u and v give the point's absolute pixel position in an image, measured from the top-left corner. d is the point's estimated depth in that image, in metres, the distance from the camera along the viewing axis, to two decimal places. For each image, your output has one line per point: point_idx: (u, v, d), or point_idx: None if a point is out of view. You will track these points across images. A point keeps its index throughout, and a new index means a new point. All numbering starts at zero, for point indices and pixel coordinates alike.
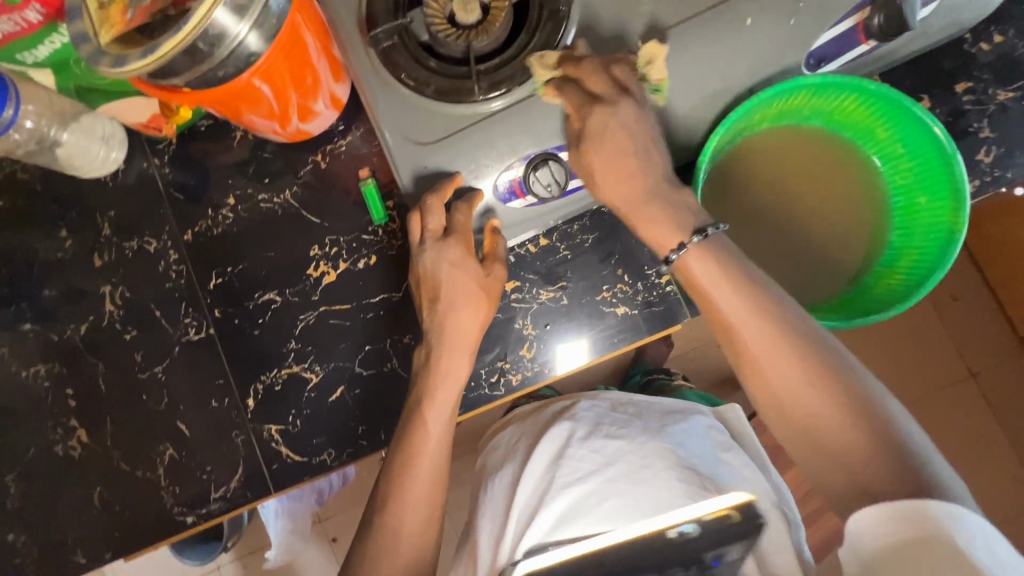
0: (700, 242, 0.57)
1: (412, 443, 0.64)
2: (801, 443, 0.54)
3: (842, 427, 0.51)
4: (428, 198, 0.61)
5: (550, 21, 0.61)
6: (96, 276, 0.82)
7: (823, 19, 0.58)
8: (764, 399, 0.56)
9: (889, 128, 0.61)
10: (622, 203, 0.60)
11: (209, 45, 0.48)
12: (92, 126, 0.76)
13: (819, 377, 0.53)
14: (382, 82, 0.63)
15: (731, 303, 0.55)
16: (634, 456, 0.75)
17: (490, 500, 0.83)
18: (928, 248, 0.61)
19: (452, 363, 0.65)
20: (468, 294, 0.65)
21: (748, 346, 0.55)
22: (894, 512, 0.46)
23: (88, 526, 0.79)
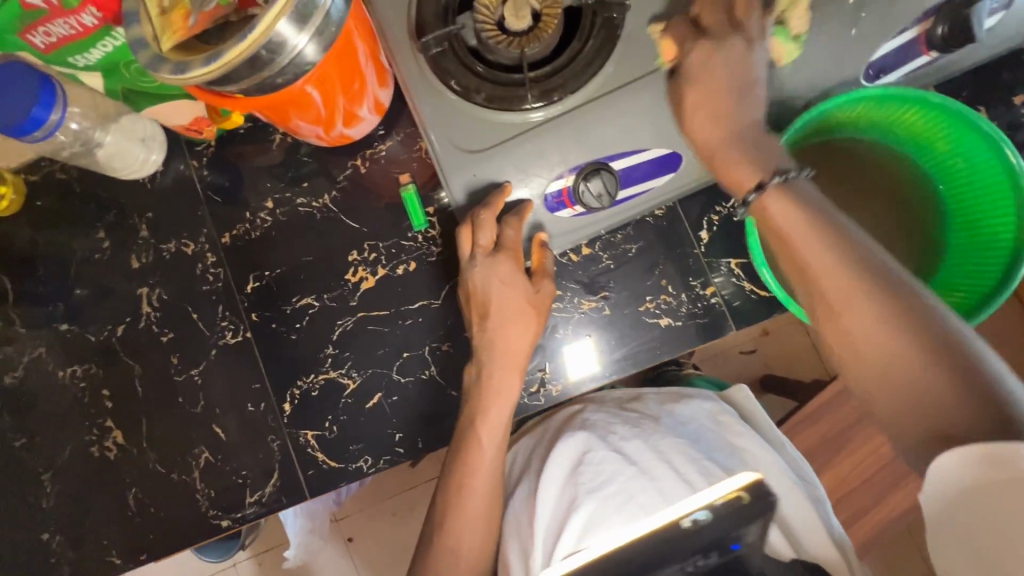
0: (782, 182, 0.51)
1: (467, 459, 0.65)
2: (882, 404, 0.46)
3: (936, 387, 0.43)
4: (480, 212, 0.61)
5: (604, 29, 0.60)
6: (133, 277, 0.82)
7: (886, 29, 0.57)
8: (842, 353, 0.48)
9: (949, 143, 0.60)
10: (708, 141, 0.55)
11: (271, 53, 0.48)
12: (133, 128, 0.76)
13: (915, 330, 0.44)
14: (430, 88, 0.62)
15: (812, 244, 0.48)
16: (651, 454, 0.74)
17: (511, 516, 0.79)
18: (992, 265, 0.58)
19: (503, 380, 0.65)
20: (518, 311, 0.65)
21: (828, 292, 0.48)
22: (975, 458, 0.39)
23: (124, 527, 0.79)
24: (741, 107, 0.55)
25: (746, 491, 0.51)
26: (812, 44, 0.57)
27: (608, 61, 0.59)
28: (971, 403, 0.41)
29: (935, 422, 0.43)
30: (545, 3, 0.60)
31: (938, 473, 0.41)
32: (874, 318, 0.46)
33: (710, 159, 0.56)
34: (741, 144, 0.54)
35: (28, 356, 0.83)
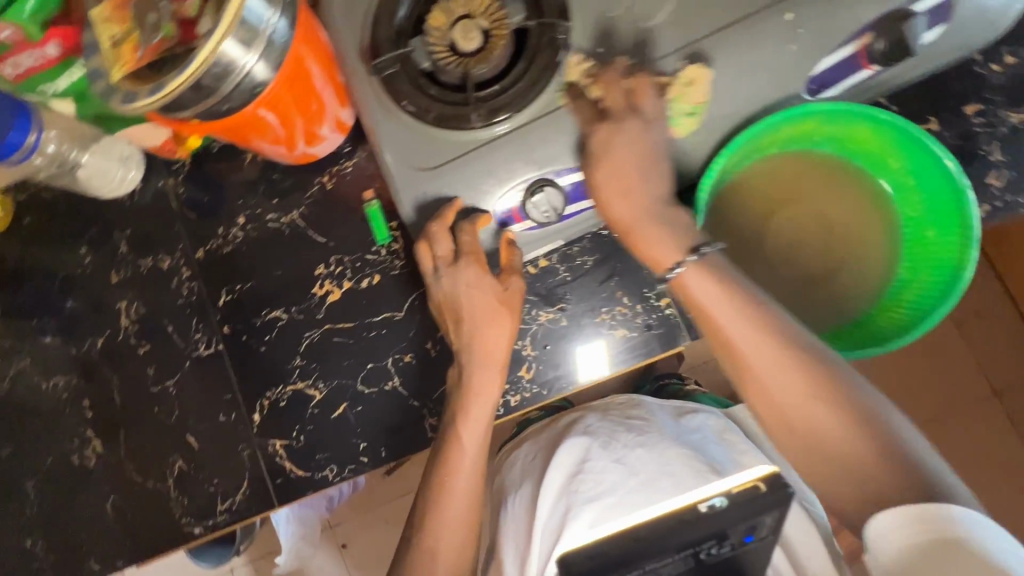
0: (696, 261, 0.57)
1: (447, 462, 0.67)
2: (805, 454, 0.55)
3: (846, 436, 0.53)
4: (432, 226, 0.63)
5: (548, 48, 0.61)
6: (113, 291, 0.85)
7: (825, 45, 0.57)
8: (768, 413, 0.56)
9: (902, 159, 0.59)
10: (624, 218, 0.59)
11: (215, 80, 0.50)
12: (110, 148, 0.79)
13: (815, 390, 0.54)
14: (384, 109, 0.64)
15: (734, 326, 0.55)
16: (654, 465, 0.77)
17: (511, 519, 0.84)
18: (938, 278, 0.58)
19: (486, 378, 0.66)
20: (489, 309, 0.65)
21: (752, 362, 0.55)
22: (923, 516, 0.46)
23: (102, 534, 0.82)
24: (647, 184, 0.59)
25: (763, 482, 0.52)
26: (752, 59, 0.58)
27: (552, 81, 0.61)
28: (868, 448, 0.52)
29: (856, 473, 0.52)
30: (493, 22, 0.62)
31: (885, 528, 0.48)
32: (793, 383, 0.54)
33: (629, 235, 0.60)
34: (655, 218, 0.59)
35: (14, 368, 0.86)
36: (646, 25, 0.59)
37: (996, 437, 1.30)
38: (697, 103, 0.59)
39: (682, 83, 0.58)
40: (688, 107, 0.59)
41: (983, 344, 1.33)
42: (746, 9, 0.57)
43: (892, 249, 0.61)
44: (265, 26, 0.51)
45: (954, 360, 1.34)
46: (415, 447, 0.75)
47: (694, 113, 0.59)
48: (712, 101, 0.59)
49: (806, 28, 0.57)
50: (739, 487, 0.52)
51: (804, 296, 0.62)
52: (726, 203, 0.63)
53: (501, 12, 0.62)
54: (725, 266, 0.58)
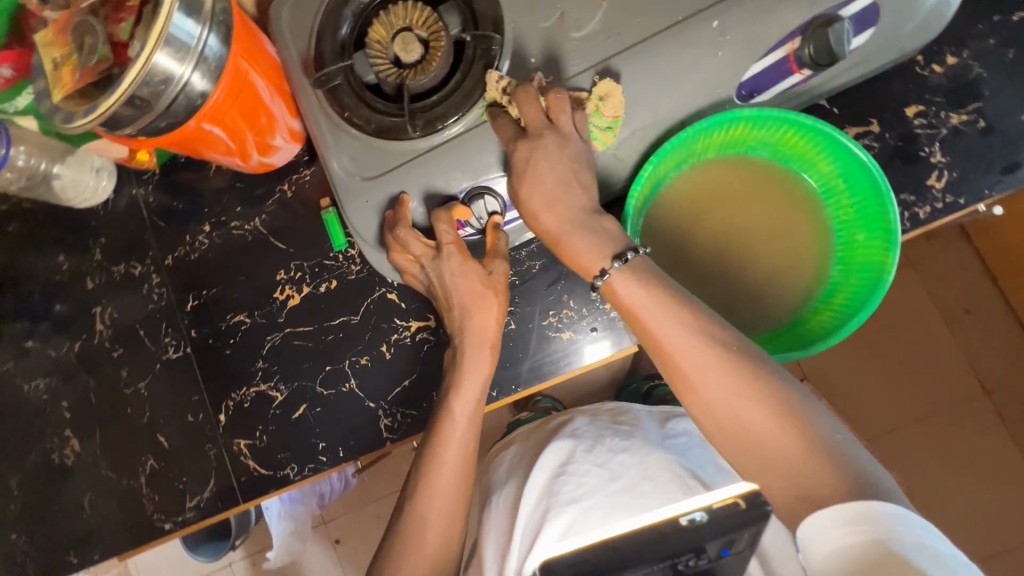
0: (621, 267, 0.58)
1: (441, 430, 0.65)
2: (743, 459, 0.53)
3: (778, 434, 0.51)
4: (400, 231, 0.63)
5: (482, 59, 0.62)
6: (89, 297, 0.88)
7: (752, 52, 0.58)
8: (704, 418, 0.55)
9: (832, 162, 0.61)
10: (551, 230, 0.60)
11: (147, 98, 0.53)
12: (83, 160, 0.84)
13: (749, 387, 0.53)
14: (330, 121, 0.66)
15: (664, 328, 0.55)
16: (636, 470, 0.72)
17: (491, 519, 0.82)
18: (866, 281, 0.60)
19: (479, 360, 0.66)
20: (473, 295, 0.65)
21: (683, 365, 0.55)
22: (855, 516, 0.45)
23: (78, 529, 0.85)
24: (569, 194, 0.60)
25: (744, 499, 0.45)
26: (677, 68, 0.59)
27: (485, 93, 0.62)
28: (800, 445, 0.51)
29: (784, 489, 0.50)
30: (431, 32, 0.62)
31: (818, 532, 0.46)
32: (723, 384, 0.53)
33: (557, 245, 0.61)
34: (583, 229, 0.60)
35: None
36: (576, 35, 0.60)
37: (986, 437, 1.28)
38: (613, 117, 0.59)
39: (599, 98, 0.58)
40: (606, 122, 0.60)
41: (971, 340, 1.31)
42: (672, 18, 0.58)
43: (823, 251, 0.63)
44: (195, 43, 0.53)
45: (942, 356, 1.32)
46: (371, 447, 0.78)
47: (611, 126, 0.60)
48: (640, 110, 0.60)
49: (730, 35, 0.57)
50: (719, 501, 0.45)
51: (737, 299, 0.64)
52: (663, 208, 0.65)
53: (438, 24, 0.62)
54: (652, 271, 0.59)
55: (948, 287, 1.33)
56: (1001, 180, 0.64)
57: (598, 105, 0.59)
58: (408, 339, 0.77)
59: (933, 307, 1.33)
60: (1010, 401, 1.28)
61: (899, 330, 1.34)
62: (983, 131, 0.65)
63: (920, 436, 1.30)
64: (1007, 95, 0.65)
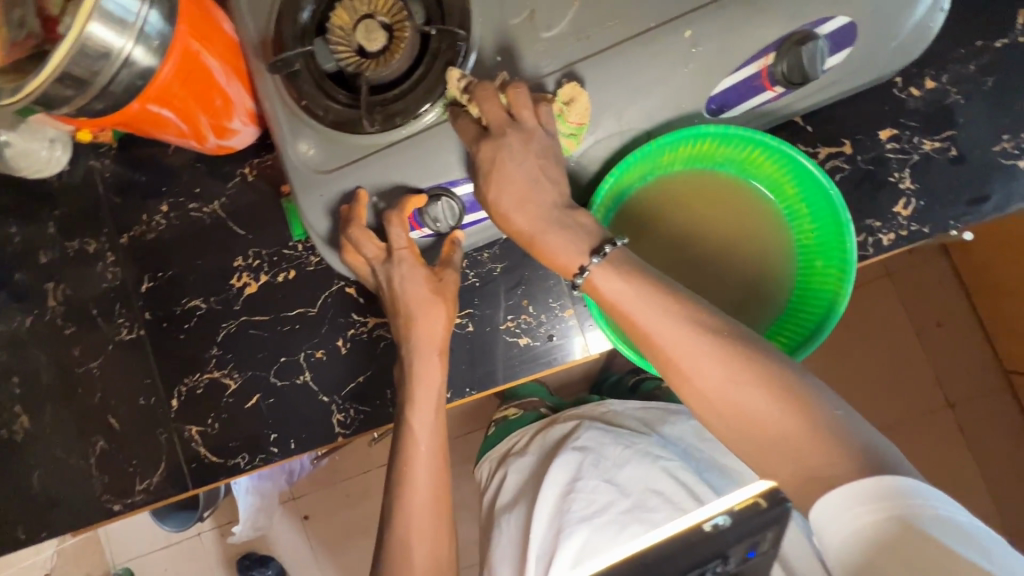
0: (600, 262, 0.55)
1: (402, 447, 0.66)
2: (743, 443, 0.51)
3: (776, 418, 0.49)
4: (350, 231, 0.62)
5: (447, 53, 0.59)
6: (41, 272, 0.85)
7: (724, 65, 0.56)
8: (702, 411, 0.53)
9: (798, 184, 0.60)
10: (524, 229, 0.57)
11: (81, 79, 0.50)
12: (34, 129, 0.80)
13: (745, 375, 0.50)
14: (288, 108, 0.64)
15: (652, 320, 0.53)
16: (643, 484, 0.75)
17: (506, 529, 0.83)
18: (812, 317, 0.60)
19: (427, 366, 0.66)
20: (421, 302, 0.64)
21: (673, 355, 0.52)
22: (871, 493, 0.43)
23: (23, 507, 0.84)
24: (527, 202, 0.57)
25: (764, 497, 0.39)
26: (645, 78, 0.56)
27: (446, 91, 0.59)
28: (802, 427, 0.48)
29: None
30: (394, 19, 0.59)
31: (833, 513, 0.44)
32: (714, 372, 0.51)
33: (533, 245, 0.58)
34: (556, 224, 0.56)
35: None
36: (545, 35, 0.58)
37: (946, 447, 1.30)
38: (578, 124, 0.58)
39: (563, 102, 0.56)
40: (570, 129, 0.58)
41: (940, 354, 1.32)
42: (643, 25, 0.56)
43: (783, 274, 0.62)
44: (134, 19, 0.50)
45: (911, 367, 1.33)
46: (323, 440, 0.77)
47: (575, 133, 0.59)
48: (605, 119, 0.59)
49: (702, 47, 0.55)
50: (739, 503, 0.39)
51: None
52: (625, 219, 0.64)
53: (403, 12, 0.59)
54: (633, 260, 0.56)
55: (922, 301, 1.33)
56: (967, 211, 0.64)
57: (562, 110, 0.57)
58: (364, 335, 0.76)
59: (906, 319, 1.34)
60: (971, 416, 1.31)
61: (871, 340, 1.35)
62: (954, 159, 0.64)
63: None
64: (982, 123, 0.63)
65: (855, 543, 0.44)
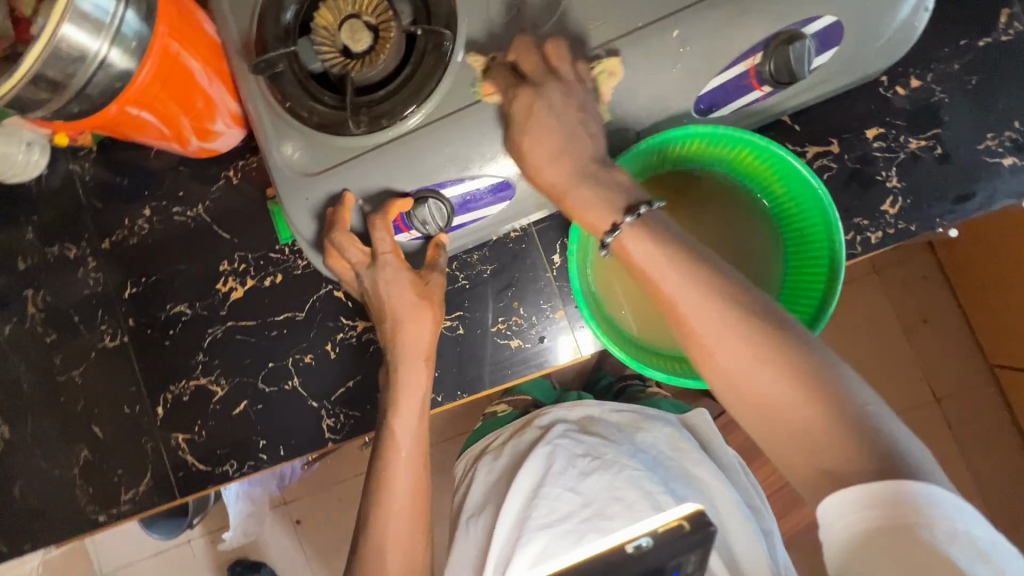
0: (633, 223, 0.52)
1: (384, 455, 0.67)
2: (763, 427, 0.48)
3: (799, 406, 0.46)
4: (334, 235, 0.61)
5: (434, 54, 0.59)
6: (20, 278, 0.83)
7: (711, 65, 0.56)
8: (724, 389, 0.50)
9: (784, 184, 0.60)
10: (556, 185, 0.56)
11: (55, 82, 0.49)
12: (13, 133, 0.77)
13: (775, 354, 0.47)
14: (271, 108, 0.63)
15: (679, 289, 0.49)
16: (605, 492, 0.77)
17: (470, 531, 0.85)
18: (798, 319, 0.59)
19: (413, 372, 0.65)
20: (409, 308, 0.63)
21: (699, 328, 0.49)
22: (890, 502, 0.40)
23: (6, 519, 0.82)
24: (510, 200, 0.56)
25: (689, 520, 0.48)
26: (634, 77, 0.56)
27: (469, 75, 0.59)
28: (829, 417, 0.45)
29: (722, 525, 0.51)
30: (379, 19, 0.59)
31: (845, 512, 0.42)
32: (740, 346, 0.47)
33: (562, 201, 0.57)
34: (591, 180, 0.55)
35: None
36: (532, 35, 0.57)
37: (933, 441, 1.32)
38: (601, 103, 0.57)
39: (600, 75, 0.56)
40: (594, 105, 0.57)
41: (926, 349, 1.34)
42: (630, 25, 0.55)
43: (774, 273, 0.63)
44: (111, 20, 0.49)
45: (898, 362, 1.34)
46: (313, 446, 0.76)
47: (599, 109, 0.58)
48: None
49: (690, 47, 0.55)
50: (664, 526, 0.48)
51: None
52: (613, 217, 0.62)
53: (388, 11, 0.59)
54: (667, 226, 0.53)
55: (909, 296, 1.35)
56: (954, 209, 0.64)
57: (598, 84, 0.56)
58: (353, 339, 0.75)
59: (894, 315, 1.35)
60: (957, 409, 1.32)
61: (860, 336, 1.36)
62: (940, 158, 0.64)
63: None
64: (967, 122, 0.64)
65: (857, 540, 0.42)
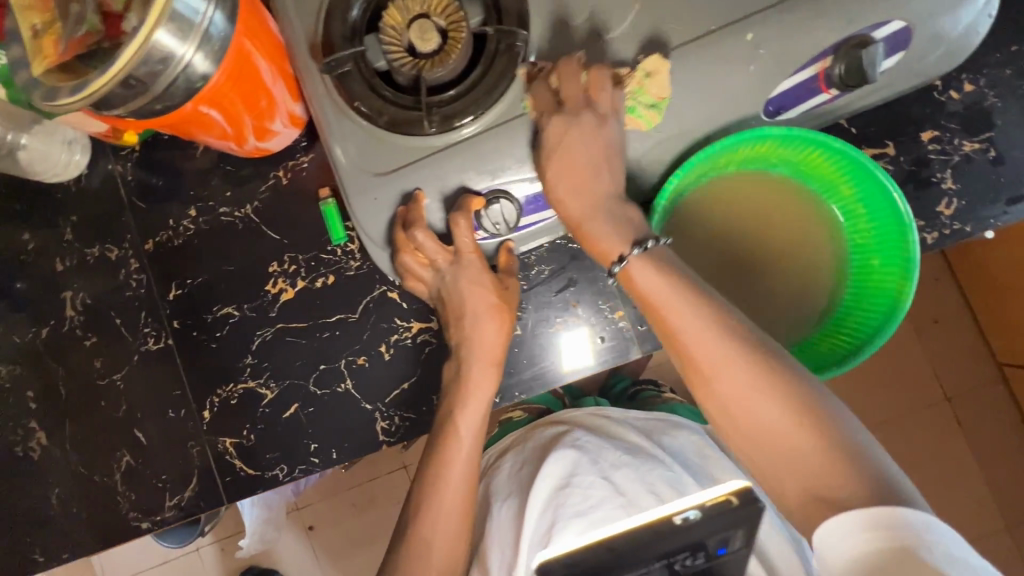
0: (641, 253, 0.56)
1: (444, 452, 0.67)
2: (755, 453, 0.51)
3: (791, 435, 0.48)
4: (416, 232, 0.60)
5: (506, 55, 0.59)
6: (57, 280, 0.81)
7: (784, 68, 0.57)
8: (718, 415, 0.53)
9: (852, 185, 0.61)
10: (573, 217, 0.59)
11: (144, 79, 0.48)
12: (52, 131, 0.76)
13: (769, 385, 0.50)
14: (336, 107, 0.62)
15: (682, 319, 0.52)
16: (638, 484, 0.76)
17: (496, 526, 0.81)
18: (860, 330, 0.62)
19: (481, 375, 0.67)
20: (488, 306, 0.66)
21: (698, 356, 0.52)
22: (877, 522, 0.43)
23: (44, 527, 0.79)
24: (573, 199, 0.59)
25: (737, 494, 0.50)
26: (708, 79, 0.57)
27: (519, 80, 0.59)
28: (823, 445, 0.47)
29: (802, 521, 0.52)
30: (450, 20, 0.58)
31: (838, 536, 0.44)
32: (736, 375, 0.50)
33: (578, 230, 0.59)
34: (607, 213, 0.58)
35: None
36: (606, 37, 0.58)
37: (945, 440, 1.35)
38: (658, 97, 0.58)
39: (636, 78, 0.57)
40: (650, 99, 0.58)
41: (937, 349, 1.36)
42: (705, 27, 0.56)
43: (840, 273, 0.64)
44: (200, 19, 0.48)
45: (910, 362, 1.37)
46: (366, 449, 0.75)
47: (654, 105, 0.58)
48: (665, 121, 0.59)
49: (765, 49, 0.56)
50: (713, 500, 0.49)
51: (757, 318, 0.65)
52: (678, 220, 0.64)
53: (459, 12, 0.58)
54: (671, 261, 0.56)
55: (921, 298, 1.37)
56: (1007, 210, 0.66)
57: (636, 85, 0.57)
58: (408, 341, 0.75)
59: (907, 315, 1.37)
60: (968, 408, 1.35)
61: None
62: (994, 160, 0.66)
63: (884, 439, 1.36)
64: (1018, 126, 0.66)
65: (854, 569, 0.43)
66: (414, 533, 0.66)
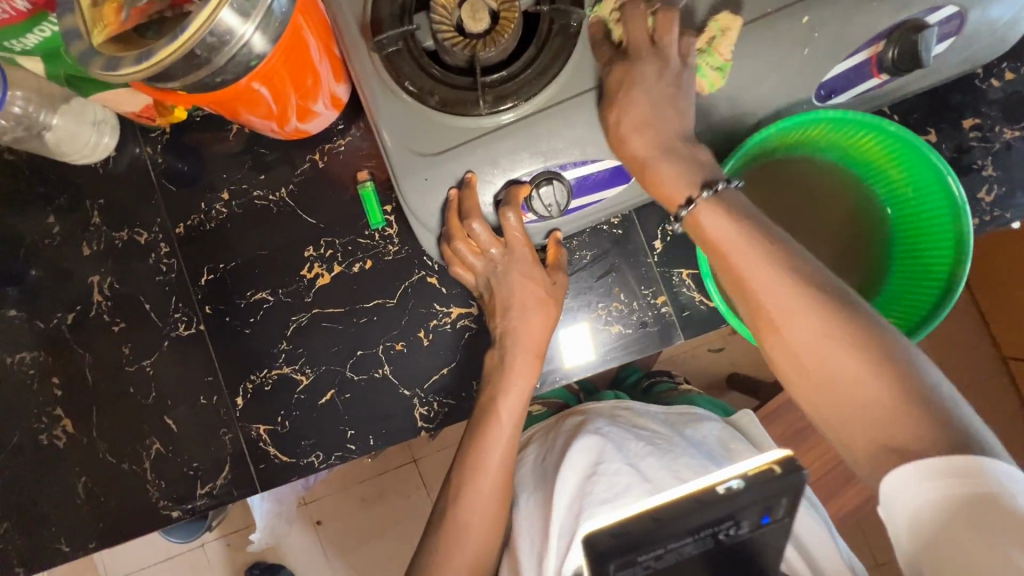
0: (710, 197, 0.53)
1: (483, 436, 0.67)
2: (817, 398, 0.49)
3: (863, 387, 0.47)
4: (470, 222, 0.61)
5: (559, 36, 0.58)
6: (84, 265, 0.80)
7: (839, 52, 0.57)
8: (783, 362, 0.51)
9: (901, 169, 0.62)
10: (638, 156, 0.56)
11: (207, 51, 0.47)
12: (82, 111, 0.74)
13: (845, 334, 0.47)
14: (384, 87, 0.61)
15: (750, 266, 0.51)
16: (665, 472, 0.75)
17: (523, 520, 0.79)
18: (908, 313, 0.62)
19: (525, 365, 0.68)
20: (537, 298, 0.67)
21: (768, 304, 0.50)
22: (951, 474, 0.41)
23: (70, 516, 0.78)
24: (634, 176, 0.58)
25: (781, 463, 0.48)
26: (763, 62, 0.57)
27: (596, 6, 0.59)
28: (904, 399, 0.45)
29: None
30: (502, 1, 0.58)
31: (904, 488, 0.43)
32: (808, 325, 0.48)
33: (641, 171, 0.57)
34: (676, 154, 0.55)
35: None
36: None
37: None
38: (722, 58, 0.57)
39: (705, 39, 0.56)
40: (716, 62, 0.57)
41: (945, 341, 1.38)
42: (762, 9, 0.56)
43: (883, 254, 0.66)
44: None
45: None
46: (404, 436, 0.75)
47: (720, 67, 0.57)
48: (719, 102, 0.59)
49: (821, 32, 0.56)
50: (754, 470, 0.48)
51: None
52: None
53: None
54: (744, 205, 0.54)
55: None
56: None
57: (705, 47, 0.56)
58: (448, 326, 0.75)
59: None
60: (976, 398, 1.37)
61: None
62: None
63: None
64: None
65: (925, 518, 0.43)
66: (457, 521, 0.66)
